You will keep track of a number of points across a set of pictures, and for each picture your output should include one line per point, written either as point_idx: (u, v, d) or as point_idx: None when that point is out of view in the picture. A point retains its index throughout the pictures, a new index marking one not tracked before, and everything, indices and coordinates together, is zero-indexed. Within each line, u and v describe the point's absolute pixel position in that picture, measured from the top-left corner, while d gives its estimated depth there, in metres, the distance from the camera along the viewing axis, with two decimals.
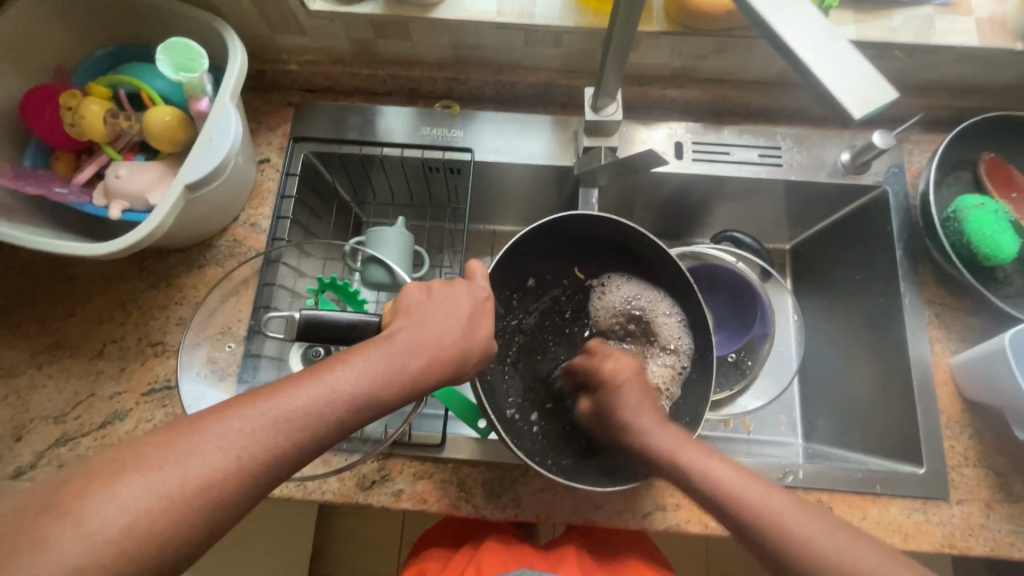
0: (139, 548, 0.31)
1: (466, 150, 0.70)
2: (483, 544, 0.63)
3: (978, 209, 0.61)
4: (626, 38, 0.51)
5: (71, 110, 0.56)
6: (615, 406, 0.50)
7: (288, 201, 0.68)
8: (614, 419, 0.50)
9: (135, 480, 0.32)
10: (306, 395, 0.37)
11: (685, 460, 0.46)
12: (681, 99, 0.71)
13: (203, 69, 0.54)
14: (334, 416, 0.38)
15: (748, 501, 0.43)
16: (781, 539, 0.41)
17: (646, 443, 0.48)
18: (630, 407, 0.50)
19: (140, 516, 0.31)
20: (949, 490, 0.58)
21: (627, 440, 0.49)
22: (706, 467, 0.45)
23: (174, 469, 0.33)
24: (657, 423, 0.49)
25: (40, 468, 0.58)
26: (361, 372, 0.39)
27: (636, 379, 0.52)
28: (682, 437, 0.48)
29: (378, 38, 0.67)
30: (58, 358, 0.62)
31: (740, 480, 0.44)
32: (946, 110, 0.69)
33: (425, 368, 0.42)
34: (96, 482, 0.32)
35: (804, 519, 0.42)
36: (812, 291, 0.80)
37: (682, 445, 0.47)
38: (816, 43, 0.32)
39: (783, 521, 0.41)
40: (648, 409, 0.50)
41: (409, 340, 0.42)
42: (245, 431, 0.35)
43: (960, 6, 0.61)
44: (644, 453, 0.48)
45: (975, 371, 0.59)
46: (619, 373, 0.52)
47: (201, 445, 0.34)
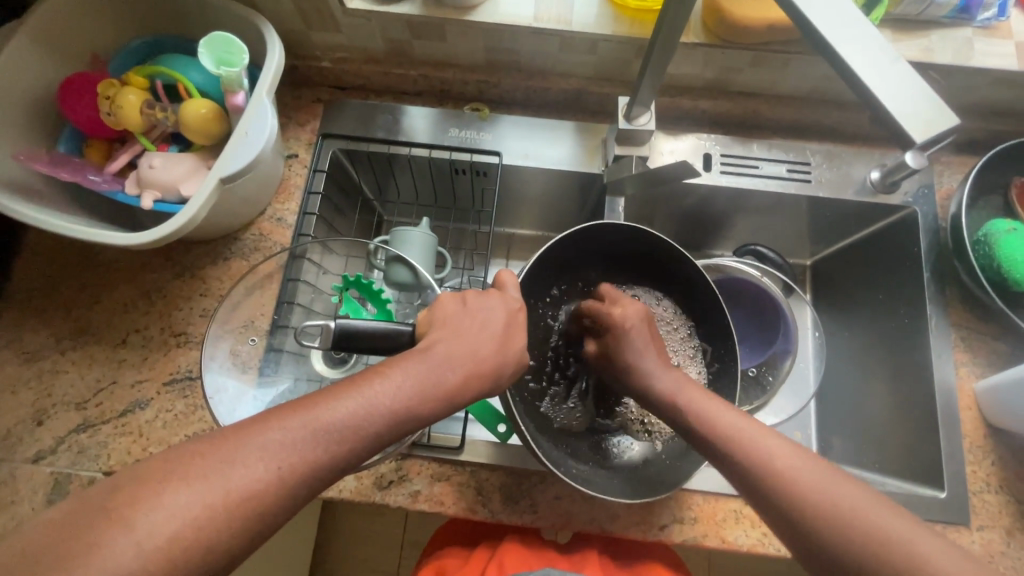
0: (186, 551, 0.32)
1: (494, 154, 0.70)
2: (502, 545, 0.64)
3: (1009, 234, 0.61)
4: (667, 50, 0.51)
5: (109, 99, 0.56)
6: (623, 347, 0.50)
7: (315, 197, 0.69)
8: (620, 359, 0.50)
9: (179, 491, 0.32)
10: (344, 409, 0.37)
11: (687, 400, 0.46)
12: (711, 111, 0.71)
13: (243, 65, 0.54)
14: (371, 429, 0.38)
15: (715, 423, 0.44)
16: (776, 483, 0.41)
17: (651, 383, 0.48)
18: (635, 354, 0.49)
19: (190, 518, 0.32)
20: (970, 516, 0.58)
21: (630, 380, 0.49)
22: (704, 406, 0.45)
23: (218, 479, 0.33)
24: (660, 366, 0.48)
25: (59, 453, 0.58)
26: (398, 386, 0.39)
27: (644, 326, 0.50)
28: (683, 380, 0.47)
29: (412, 39, 0.67)
30: (81, 344, 0.63)
31: (741, 426, 0.43)
32: (979, 133, 0.69)
33: (461, 383, 0.42)
34: (147, 486, 0.32)
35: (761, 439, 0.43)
36: (832, 308, 0.80)
37: (681, 388, 0.46)
38: (876, 64, 0.32)
39: (785, 464, 0.41)
40: (654, 355, 0.49)
41: (446, 353, 0.42)
42: (286, 442, 0.35)
43: (1001, 29, 0.61)
44: (646, 395, 0.48)
45: (1001, 397, 0.58)
46: (628, 318, 0.51)
47: (243, 456, 0.34)
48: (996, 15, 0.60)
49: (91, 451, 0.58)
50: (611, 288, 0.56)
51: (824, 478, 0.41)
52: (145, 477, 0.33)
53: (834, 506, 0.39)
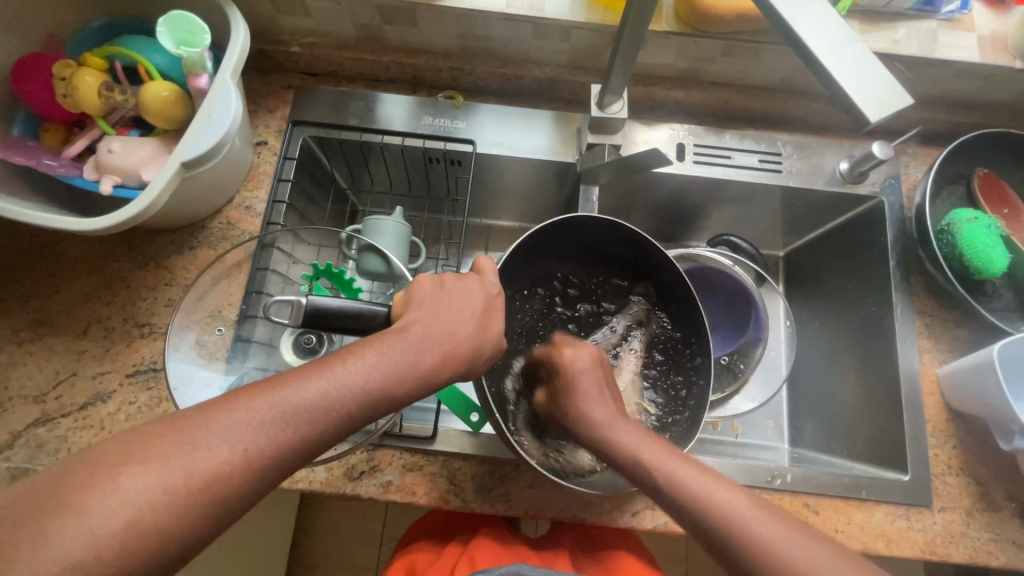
0: (144, 529, 0.30)
1: (467, 142, 0.69)
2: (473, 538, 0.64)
3: (971, 223, 0.62)
4: (636, 37, 0.51)
5: (65, 80, 0.54)
6: (571, 396, 0.47)
7: (286, 184, 0.67)
8: (566, 408, 0.47)
9: (135, 485, 0.31)
10: (315, 388, 0.36)
11: (614, 433, 0.45)
12: (685, 100, 0.71)
13: (205, 45, 0.52)
14: (345, 400, 0.37)
15: (677, 484, 0.42)
16: (731, 532, 0.41)
17: (606, 434, 0.46)
18: (585, 399, 0.47)
19: (148, 499, 0.31)
20: (933, 498, 0.59)
21: (578, 430, 0.47)
22: (666, 464, 0.43)
23: (178, 466, 0.32)
24: (614, 421, 0.46)
25: (16, 448, 0.56)
26: (372, 366, 0.39)
27: (597, 371, 0.49)
28: (642, 433, 0.46)
29: (383, 24, 0.66)
30: (39, 336, 0.61)
31: (702, 486, 0.42)
32: (944, 125, 0.70)
33: (438, 363, 0.41)
34: (107, 457, 0.31)
35: (735, 503, 0.41)
36: (805, 299, 0.81)
37: (644, 442, 0.45)
38: (834, 46, 0.32)
39: (766, 542, 0.40)
40: (602, 402, 0.47)
41: (423, 332, 0.42)
42: (254, 430, 0.34)
43: (963, 22, 0.62)
44: (600, 444, 0.46)
45: (963, 381, 0.60)
46: (579, 362, 0.49)
47: (206, 437, 0.33)
48: (959, 8, 0.62)
49: (50, 446, 0.57)
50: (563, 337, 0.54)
51: (784, 534, 0.40)
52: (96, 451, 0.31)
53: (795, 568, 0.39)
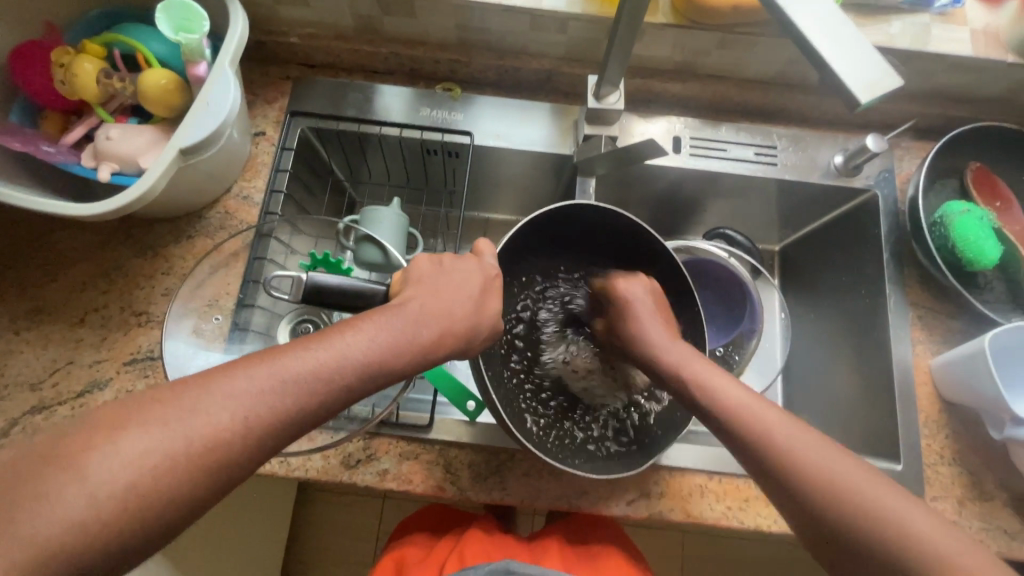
0: (140, 504, 0.30)
1: (466, 133, 0.70)
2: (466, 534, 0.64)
3: (964, 215, 0.63)
4: (633, 27, 0.51)
5: (63, 67, 0.54)
6: (625, 317, 0.54)
7: (283, 174, 0.67)
8: (625, 329, 0.54)
9: (128, 460, 0.31)
10: (315, 360, 0.37)
11: (689, 368, 0.48)
12: (682, 93, 0.71)
13: (203, 32, 0.53)
14: (343, 382, 0.37)
15: (730, 400, 0.45)
16: (769, 446, 0.42)
17: (657, 355, 0.50)
18: (632, 322, 0.53)
19: (144, 476, 0.31)
20: (925, 487, 0.60)
21: (635, 347, 0.52)
22: (710, 380, 0.47)
23: (176, 440, 0.32)
24: (669, 341, 0.50)
25: (13, 435, 0.56)
26: (371, 340, 0.39)
27: (650, 300, 0.54)
28: (708, 366, 0.48)
29: (382, 15, 0.66)
30: (36, 324, 0.61)
31: (748, 403, 0.45)
32: (937, 119, 0.71)
33: (436, 340, 0.42)
34: (105, 434, 0.31)
35: (788, 427, 0.43)
36: (801, 292, 0.82)
37: (706, 371, 0.47)
38: (826, 30, 0.32)
39: (807, 456, 0.41)
40: (661, 328, 0.52)
41: (419, 312, 0.42)
42: (253, 407, 0.34)
43: (956, 16, 0.63)
44: (654, 363, 0.50)
45: (955, 371, 0.60)
46: (631, 291, 0.55)
47: (207, 404, 0.33)
48: (952, 3, 0.62)
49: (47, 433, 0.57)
50: (626, 279, 0.56)
51: (844, 464, 0.41)
52: (93, 428, 0.31)
53: (837, 480, 0.40)
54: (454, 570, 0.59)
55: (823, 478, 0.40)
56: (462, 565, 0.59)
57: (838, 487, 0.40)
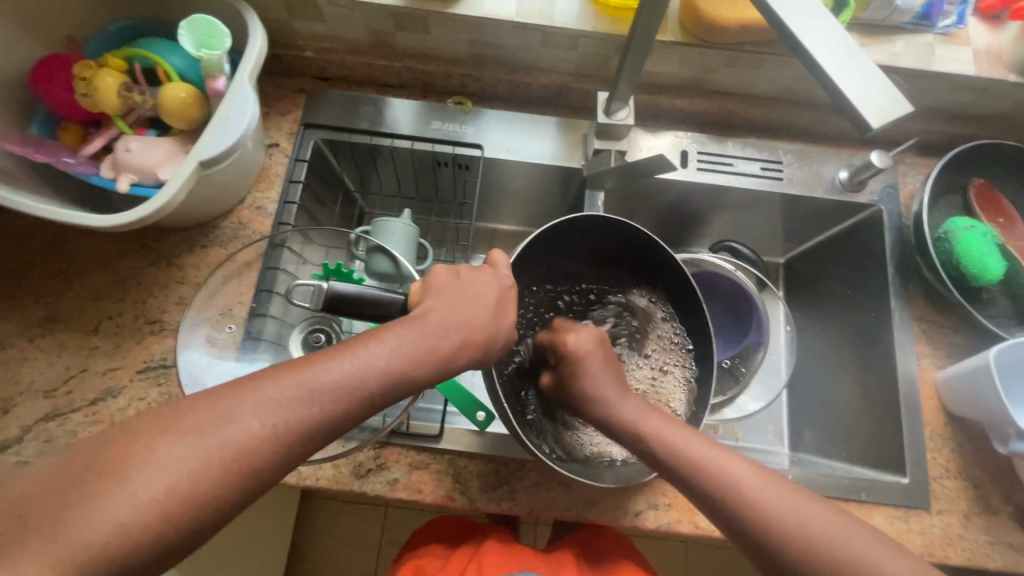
0: (164, 512, 0.31)
1: (476, 146, 0.71)
2: (486, 545, 0.65)
3: (967, 231, 0.64)
4: (645, 46, 0.52)
5: (85, 80, 0.56)
6: (579, 380, 0.49)
7: (296, 185, 0.69)
8: (574, 391, 0.50)
9: (152, 469, 0.32)
10: (334, 371, 0.38)
11: (656, 437, 0.45)
12: (689, 109, 0.72)
13: (225, 49, 0.54)
14: (360, 393, 0.38)
15: (683, 451, 0.44)
16: (727, 489, 0.42)
17: (610, 412, 0.48)
18: (591, 388, 0.49)
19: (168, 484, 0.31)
20: (931, 500, 0.60)
21: (590, 410, 0.49)
22: (661, 434, 0.45)
23: (199, 449, 0.33)
24: (619, 396, 0.48)
25: (26, 442, 0.57)
26: (391, 348, 0.40)
27: (600, 349, 0.51)
28: (644, 407, 0.48)
29: (396, 30, 0.67)
30: (51, 331, 0.61)
31: (701, 450, 0.44)
32: (941, 136, 0.72)
33: (454, 349, 0.42)
34: (130, 444, 0.32)
35: (753, 473, 0.43)
36: (806, 305, 0.83)
37: (644, 415, 0.47)
38: (837, 56, 0.33)
39: (762, 500, 0.42)
40: (610, 381, 0.49)
41: (433, 323, 0.43)
42: (274, 417, 0.35)
43: (959, 36, 0.64)
44: (607, 423, 0.48)
45: (961, 385, 0.61)
46: (582, 346, 0.50)
47: (231, 412, 0.34)
48: (955, 23, 0.64)
49: (60, 440, 0.57)
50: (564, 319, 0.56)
51: (792, 499, 0.42)
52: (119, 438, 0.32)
53: (799, 527, 0.41)
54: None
55: (782, 521, 0.41)
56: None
57: (787, 529, 0.41)
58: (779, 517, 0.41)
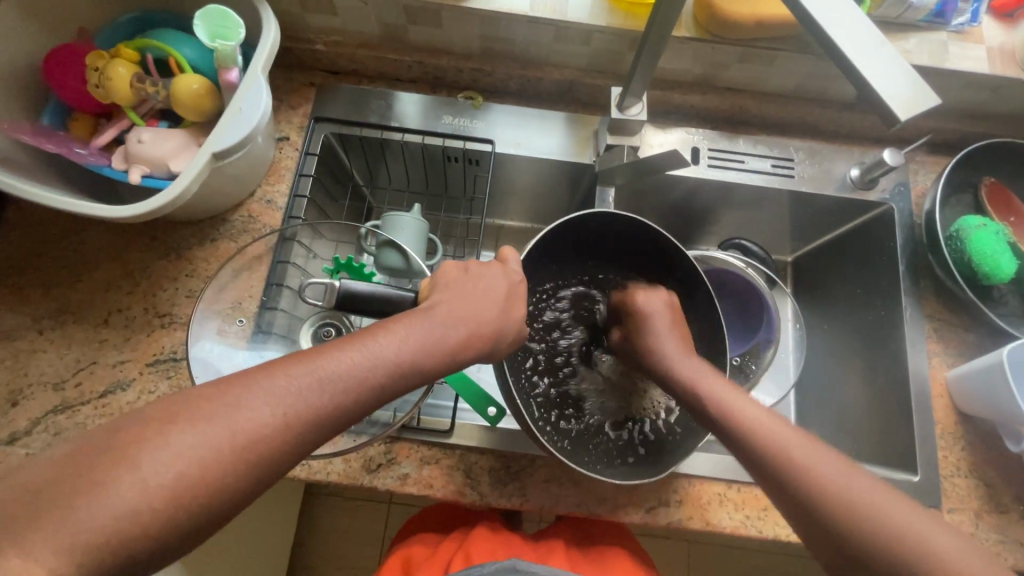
0: (184, 503, 0.31)
1: (487, 142, 0.71)
2: (471, 531, 0.65)
3: (979, 229, 0.64)
4: (660, 42, 0.52)
5: (97, 71, 0.55)
6: (647, 335, 0.54)
7: (306, 179, 0.68)
8: (643, 345, 0.54)
9: (169, 461, 0.31)
10: (350, 363, 0.37)
11: (731, 406, 0.46)
12: (700, 105, 0.72)
13: (238, 40, 0.54)
14: (376, 386, 0.38)
15: (750, 424, 0.45)
16: (783, 463, 0.43)
17: (671, 370, 0.50)
18: (650, 344, 0.53)
19: (186, 476, 0.31)
20: (942, 499, 0.60)
21: (654, 367, 0.52)
22: (724, 397, 0.47)
23: (217, 439, 0.33)
24: (682, 355, 0.51)
25: (35, 435, 0.56)
26: (401, 344, 0.40)
27: (666, 313, 0.55)
28: (707, 371, 0.50)
29: (408, 24, 0.67)
30: (60, 324, 0.61)
31: (764, 422, 0.45)
32: (952, 135, 0.72)
33: (465, 342, 0.42)
34: (147, 434, 0.32)
35: (807, 448, 0.43)
36: (815, 303, 0.82)
37: (704, 377, 0.49)
38: (863, 48, 0.33)
39: (818, 474, 0.42)
40: (673, 341, 0.53)
41: (449, 316, 0.43)
42: (291, 408, 0.35)
43: (973, 34, 0.64)
44: (669, 380, 0.50)
45: (973, 384, 0.61)
46: (648, 305, 0.55)
47: (249, 404, 0.34)
48: (969, 21, 0.63)
49: (69, 433, 0.57)
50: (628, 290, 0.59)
51: (865, 484, 0.41)
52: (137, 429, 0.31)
53: (849, 496, 0.40)
54: (460, 568, 0.59)
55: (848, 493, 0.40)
56: (468, 563, 0.59)
57: (856, 508, 0.40)
58: (840, 492, 0.40)
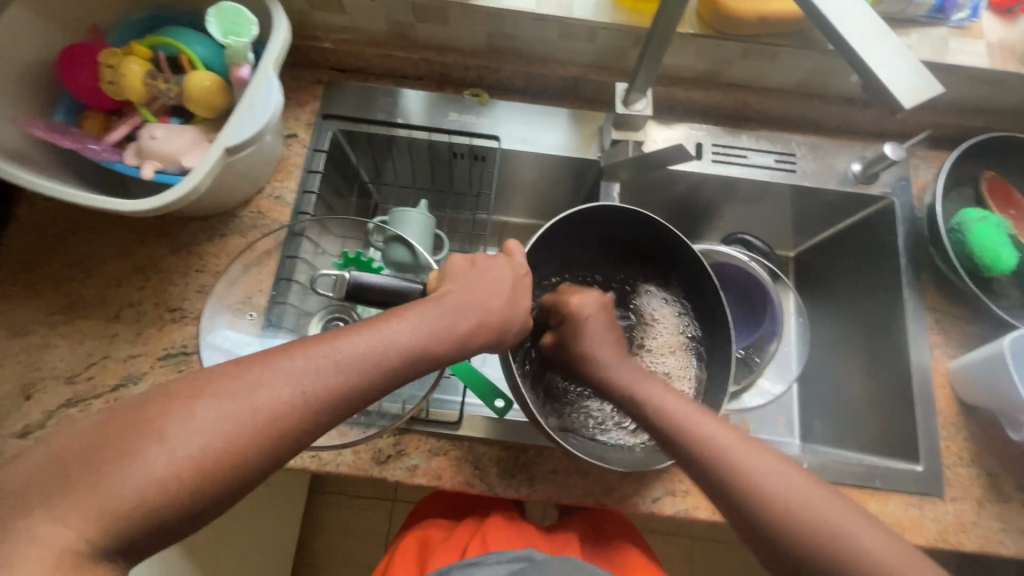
0: (205, 484, 0.32)
1: (493, 137, 0.72)
2: (489, 519, 0.65)
3: (981, 222, 0.65)
4: (666, 38, 0.53)
5: (111, 68, 0.56)
6: (581, 335, 0.54)
7: (315, 175, 0.69)
8: (579, 347, 0.54)
9: (189, 445, 0.32)
10: (363, 352, 0.38)
11: (662, 406, 0.47)
12: (704, 101, 0.73)
13: (250, 36, 0.55)
14: (387, 373, 0.39)
15: (694, 431, 0.45)
16: (730, 474, 0.43)
17: (620, 380, 0.50)
18: (594, 351, 0.53)
19: (206, 459, 0.32)
20: (945, 488, 0.61)
21: (607, 384, 0.51)
22: (664, 405, 0.47)
23: (237, 423, 0.33)
24: (630, 370, 0.51)
25: (48, 427, 0.57)
26: (414, 333, 0.40)
27: (600, 314, 0.56)
28: (668, 389, 0.49)
29: (416, 22, 0.68)
30: (72, 319, 0.62)
31: (708, 428, 0.45)
32: (953, 129, 0.73)
33: (471, 331, 0.43)
34: (167, 418, 0.33)
35: (746, 451, 0.44)
36: (818, 297, 0.83)
37: (661, 392, 0.49)
38: (868, 38, 0.35)
39: (760, 478, 0.42)
40: (637, 372, 0.51)
41: (460, 307, 0.43)
42: (307, 394, 0.36)
43: (973, 30, 0.65)
44: (631, 400, 0.49)
45: (974, 374, 0.62)
46: (585, 308, 0.56)
47: (266, 390, 0.35)
48: (969, 16, 0.64)
49: (82, 425, 0.58)
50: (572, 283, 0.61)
51: (803, 489, 0.41)
52: (159, 414, 0.32)
53: (784, 501, 0.41)
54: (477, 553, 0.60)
55: (771, 494, 0.41)
56: (485, 550, 0.60)
57: (787, 510, 0.40)
58: (773, 494, 0.41)
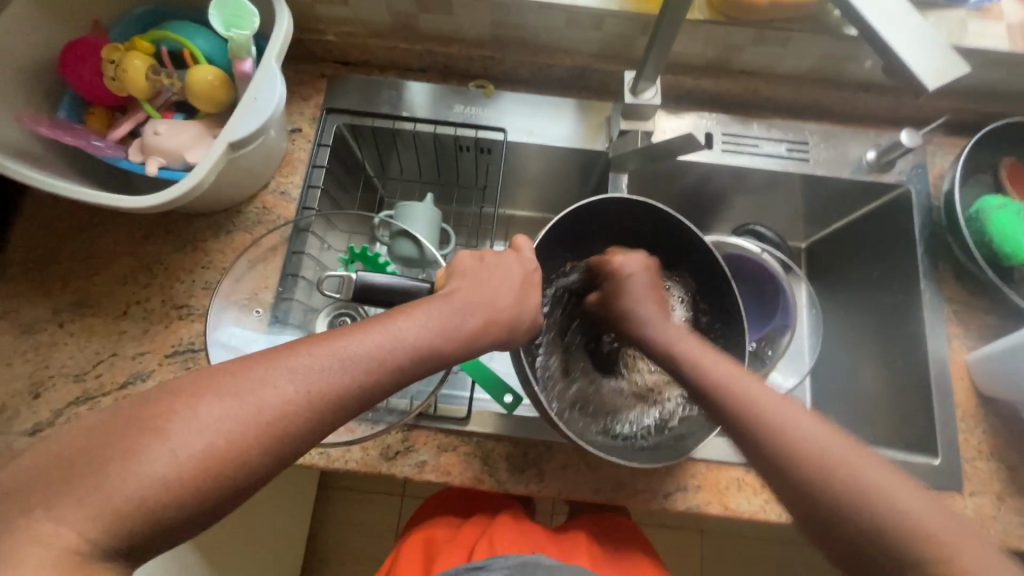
0: (210, 481, 0.31)
1: (499, 130, 0.71)
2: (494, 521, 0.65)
3: (1000, 209, 0.63)
4: (674, 25, 0.52)
5: (113, 64, 0.56)
6: (624, 293, 0.56)
7: (320, 170, 0.68)
8: (620, 305, 0.56)
9: (194, 443, 0.31)
10: (369, 347, 0.38)
11: (715, 370, 0.46)
12: (714, 90, 0.72)
13: (252, 29, 0.54)
14: (393, 369, 0.38)
15: (752, 398, 0.43)
16: (785, 441, 0.41)
17: (657, 334, 0.52)
18: (637, 320, 0.54)
19: (211, 457, 0.32)
20: (963, 482, 0.59)
21: (630, 328, 0.55)
22: (727, 378, 0.45)
23: (242, 420, 0.33)
24: (659, 317, 0.53)
25: (58, 425, 0.57)
26: (420, 329, 0.40)
27: (650, 276, 0.57)
28: (740, 369, 0.46)
29: (419, 12, 0.67)
30: (79, 317, 0.62)
31: (766, 397, 0.43)
32: (971, 115, 0.71)
33: (480, 329, 0.42)
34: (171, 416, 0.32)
35: (809, 424, 0.41)
36: (831, 289, 0.82)
37: (728, 367, 0.46)
38: (890, 19, 0.34)
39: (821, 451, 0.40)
40: (653, 304, 0.55)
41: (468, 302, 0.43)
42: (313, 391, 0.35)
43: (992, 11, 0.63)
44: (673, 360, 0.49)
45: (993, 366, 0.60)
46: (630, 267, 0.57)
47: (271, 387, 0.34)
48: None
49: (91, 423, 0.58)
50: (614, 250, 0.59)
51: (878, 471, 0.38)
52: (163, 411, 0.32)
53: (849, 475, 0.38)
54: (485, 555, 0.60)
55: (838, 469, 0.39)
56: (493, 552, 0.60)
57: (851, 486, 0.38)
58: (838, 469, 0.39)
